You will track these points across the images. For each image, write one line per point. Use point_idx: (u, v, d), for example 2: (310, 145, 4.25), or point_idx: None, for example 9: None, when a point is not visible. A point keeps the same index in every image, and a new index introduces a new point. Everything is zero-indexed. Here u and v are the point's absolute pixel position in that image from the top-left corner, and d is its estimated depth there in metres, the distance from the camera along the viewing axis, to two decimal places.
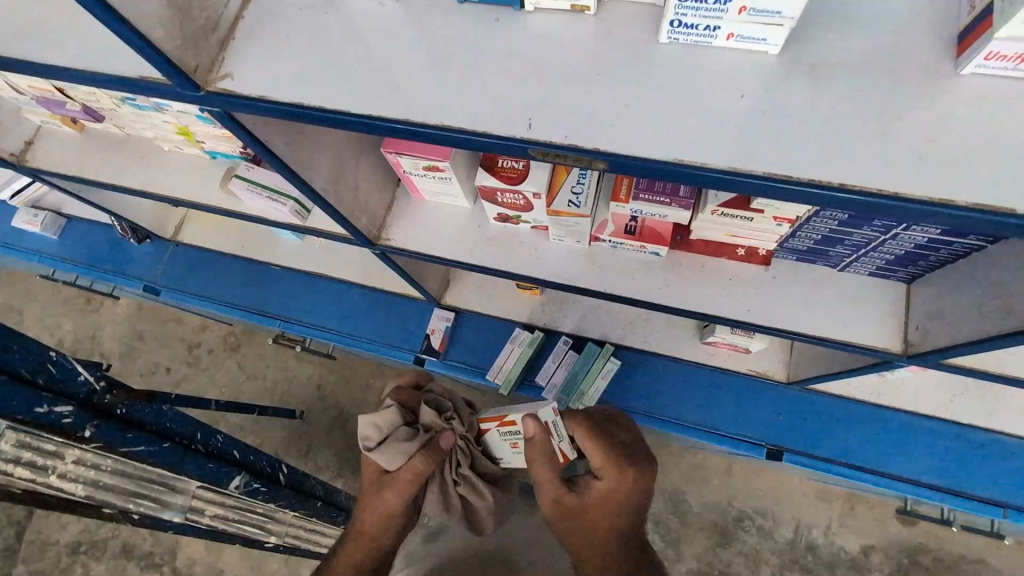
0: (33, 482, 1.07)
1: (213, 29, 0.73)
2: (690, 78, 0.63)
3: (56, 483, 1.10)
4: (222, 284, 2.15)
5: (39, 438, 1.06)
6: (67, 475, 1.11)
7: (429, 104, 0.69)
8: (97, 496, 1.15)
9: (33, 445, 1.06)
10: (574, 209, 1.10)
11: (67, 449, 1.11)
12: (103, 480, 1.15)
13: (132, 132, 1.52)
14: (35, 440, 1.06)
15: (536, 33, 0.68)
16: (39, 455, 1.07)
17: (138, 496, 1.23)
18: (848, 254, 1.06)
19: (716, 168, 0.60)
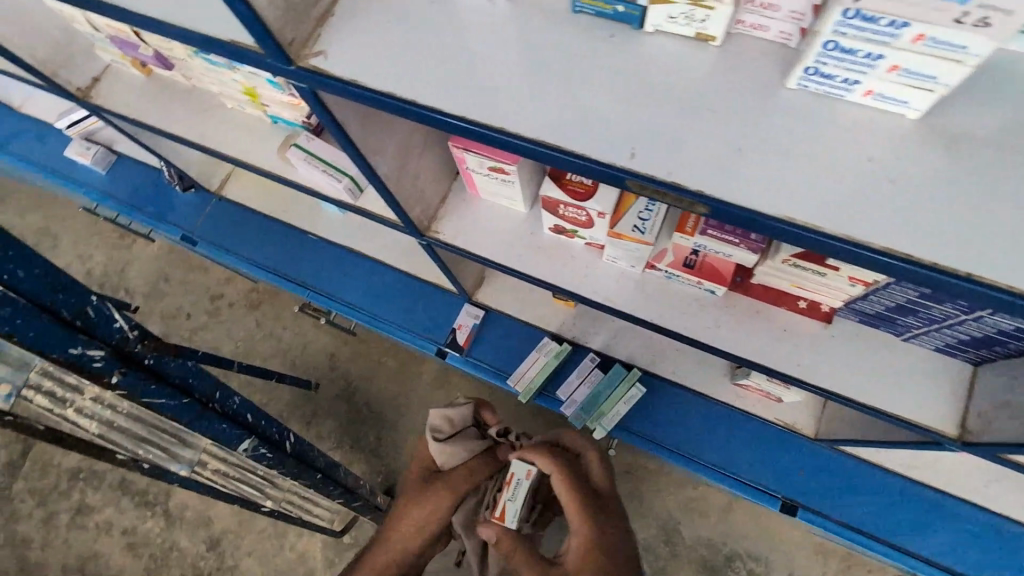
0: (51, 412, 1.10)
1: (315, 3, 0.71)
2: (813, 132, 0.59)
3: (72, 418, 1.12)
4: (257, 244, 2.15)
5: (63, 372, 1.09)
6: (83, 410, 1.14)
7: (528, 114, 0.66)
8: (110, 437, 1.17)
9: (57, 375, 1.09)
10: (638, 234, 1.06)
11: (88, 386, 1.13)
12: (117, 421, 1.18)
13: (197, 84, 1.51)
14: (59, 372, 1.09)
15: (654, 58, 0.65)
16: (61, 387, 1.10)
17: (147, 443, 1.24)
18: (917, 326, 1.00)
19: (826, 234, 0.57)
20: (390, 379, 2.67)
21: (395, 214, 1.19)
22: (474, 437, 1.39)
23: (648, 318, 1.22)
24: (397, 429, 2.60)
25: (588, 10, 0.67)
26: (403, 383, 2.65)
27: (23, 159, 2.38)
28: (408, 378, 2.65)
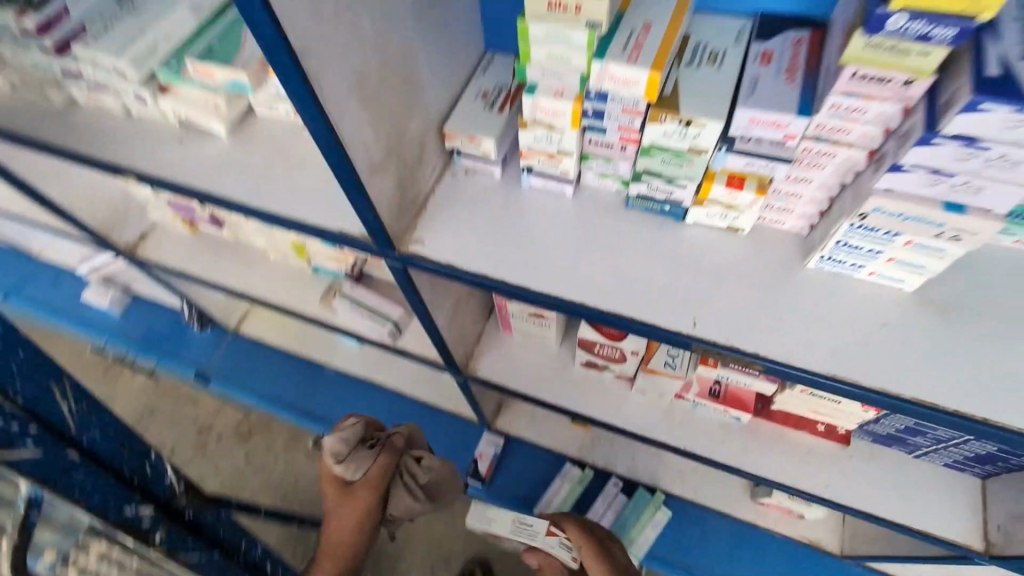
0: None
1: (415, 203, 0.86)
2: (834, 302, 0.75)
3: None
4: (272, 378, 2.18)
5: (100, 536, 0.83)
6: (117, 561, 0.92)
7: (600, 289, 0.79)
8: None
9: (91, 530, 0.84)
10: (671, 369, 1.19)
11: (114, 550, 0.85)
12: None
13: (243, 238, 1.65)
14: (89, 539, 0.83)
15: (696, 243, 0.81)
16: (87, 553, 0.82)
17: None
18: (926, 445, 1.12)
19: (868, 387, 0.69)
20: None
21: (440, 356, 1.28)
22: (367, 449, 1.16)
23: (680, 447, 1.29)
24: None
25: (639, 207, 0.84)
26: None
27: (35, 303, 2.41)
28: None
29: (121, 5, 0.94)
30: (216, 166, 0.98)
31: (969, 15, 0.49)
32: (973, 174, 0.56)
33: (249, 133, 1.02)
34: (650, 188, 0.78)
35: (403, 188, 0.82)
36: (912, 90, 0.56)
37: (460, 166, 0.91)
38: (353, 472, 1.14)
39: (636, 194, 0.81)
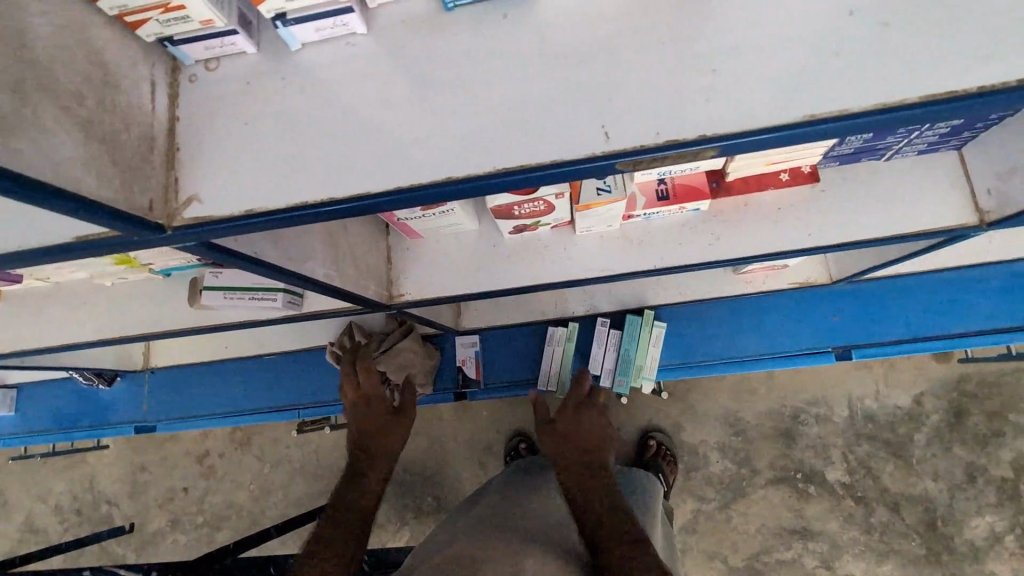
0: None
1: (151, 147, 0.55)
2: (773, 13, 0.51)
3: None
4: (217, 395, 1.93)
5: None
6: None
7: (466, 151, 0.54)
8: None
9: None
10: (606, 195, 0.98)
11: None
12: None
13: (60, 279, 1.30)
14: None
15: (561, 16, 0.55)
16: None
17: None
18: (897, 141, 0.97)
19: (862, 111, 0.48)
20: (413, 436, 2.52)
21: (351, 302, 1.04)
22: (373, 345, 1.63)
23: (650, 266, 1.12)
24: (447, 482, 2.45)
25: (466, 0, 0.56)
26: (428, 434, 2.50)
27: None
28: (431, 429, 2.50)
29: None
30: None
31: None
32: None
33: None
34: None
35: (106, 133, 0.50)
36: None
37: (194, 61, 0.60)
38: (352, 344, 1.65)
39: None
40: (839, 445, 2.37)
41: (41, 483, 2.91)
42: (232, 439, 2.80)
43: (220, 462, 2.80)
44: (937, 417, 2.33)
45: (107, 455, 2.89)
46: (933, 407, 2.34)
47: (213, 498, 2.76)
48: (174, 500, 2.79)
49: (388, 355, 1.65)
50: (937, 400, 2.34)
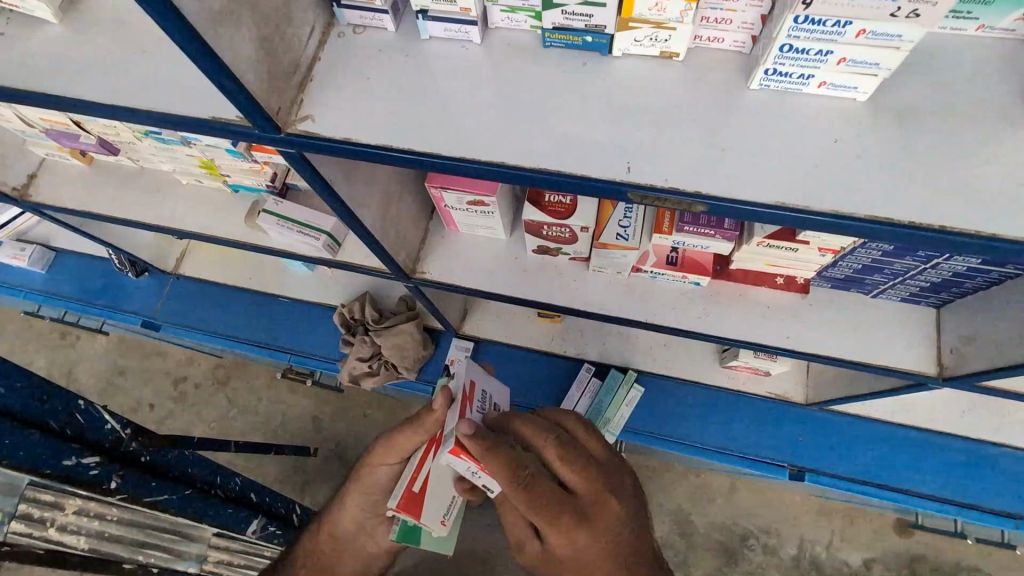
0: (30, 537, 0.99)
1: (295, 70, 0.72)
2: (780, 122, 0.67)
3: (56, 538, 1.02)
4: (225, 318, 2.08)
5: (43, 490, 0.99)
6: (67, 527, 1.04)
7: (523, 148, 0.70)
8: (103, 548, 1.09)
9: (30, 496, 0.98)
10: (623, 241, 1.12)
11: (67, 500, 1.03)
12: (110, 530, 1.11)
13: (146, 165, 1.48)
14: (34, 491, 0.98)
15: (627, 76, 0.71)
16: (36, 508, 0.99)
17: (145, 546, 1.18)
18: (883, 282, 1.10)
19: (821, 213, 0.63)
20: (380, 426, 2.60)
21: (379, 259, 1.19)
22: (384, 324, 1.81)
23: (643, 319, 1.25)
24: None
25: (559, 43, 0.73)
26: None
27: None
28: None
29: None
30: (50, 57, 0.81)
31: None
32: None
33: (83, 9, 0.83)
34: (567, 15, 0.68)
35: (272, 49, 0.68)
36: None
37: (347, 23, 0.77)
38: (373, 317, 1.81)
39: (552, 26, 0.70)
40: None
41: (26, 353, 3.02)
42: (213, 374, 2.91)
43: (196, 390, 2.90)
44: None
45: (97, 348, 3.02)
46: None
47: (176, 422, 2.85)
48: (139, 411, 2.87)
49: (389, 332, 1.80)
50: (886, 570, 2.31)
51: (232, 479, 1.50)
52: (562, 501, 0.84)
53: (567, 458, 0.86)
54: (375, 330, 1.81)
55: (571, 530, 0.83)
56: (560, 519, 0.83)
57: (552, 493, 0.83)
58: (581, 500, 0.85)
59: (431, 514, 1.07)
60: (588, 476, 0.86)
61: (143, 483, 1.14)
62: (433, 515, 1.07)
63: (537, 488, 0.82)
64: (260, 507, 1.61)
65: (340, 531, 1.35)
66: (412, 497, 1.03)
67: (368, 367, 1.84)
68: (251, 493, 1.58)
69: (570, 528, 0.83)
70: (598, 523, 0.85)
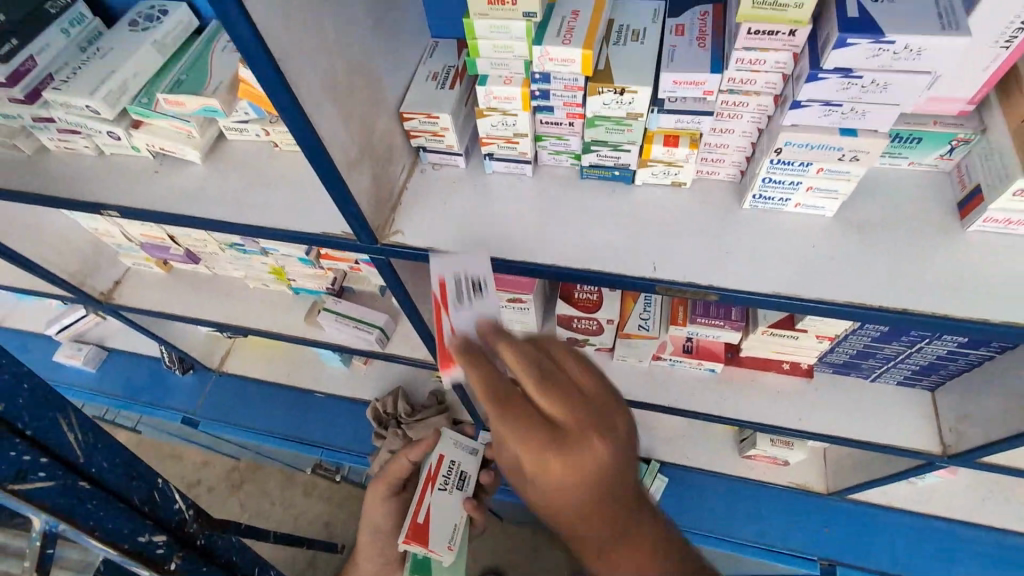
0: None
1: (390, 197, 0.94)
2: (770, 233, 0.86)
3: None
4: (261, 414, 2.18)
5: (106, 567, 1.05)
6: None
7: (568, 253, 0.88)
8: None
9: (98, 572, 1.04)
10: (645, 331, 1.28)
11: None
12: None
13: (220, 272, 1.70)
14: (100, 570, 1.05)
15: (647, 199, 0.93)
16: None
17: None
18: (878, 366, 1.24)
19: (810, 300, 0.79)
20: None
21: (427, 350, 1.35)
22: (416, 418, 1.93)
23: (665, 404, 1.37)
24: None
25: (592, 176, 0.95)
26: None
27: None
28: None
29: (84, 52, 1.03)
30: (194, 189, 1.05)
31: None
32: (855, 100, 0.70)
33: (220, 154, 1.08)
34: (600, 157, 0.90)
35: (378, 183, 0.89)
36: (797, 38, 0.70)
37: (427, 162, 1.00)
38: (405, 411, 1.94)
39: (588, 164, 0.92)
40: None
41: None
42: (232, 475, 2.92)
43: (212, 492, 2.90)
44: None
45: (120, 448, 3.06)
46: None
47: None
48: None
49: (421, 425, 1.90)
50: None
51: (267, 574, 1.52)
52: (552, 436, 0.67)
53: (557, 386, 0.69)
54: (407, 423, 1.92)
55: (563, 450, 0.66)
56: (554, 443, 0.66)
57: (536, 429, 0.67)
58: (566, 431, 0.67)
59: (438, 542, 1.20)
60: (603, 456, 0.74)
61: (195, 567, 1.17)
62: (441, 544, 1.20)
63: (520, 425, 0.68)
64: None
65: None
66: (415, 528, 1.19)
67: None
68: None
69: (559, 408, 0.68)
70: (588, 466, 0.67)
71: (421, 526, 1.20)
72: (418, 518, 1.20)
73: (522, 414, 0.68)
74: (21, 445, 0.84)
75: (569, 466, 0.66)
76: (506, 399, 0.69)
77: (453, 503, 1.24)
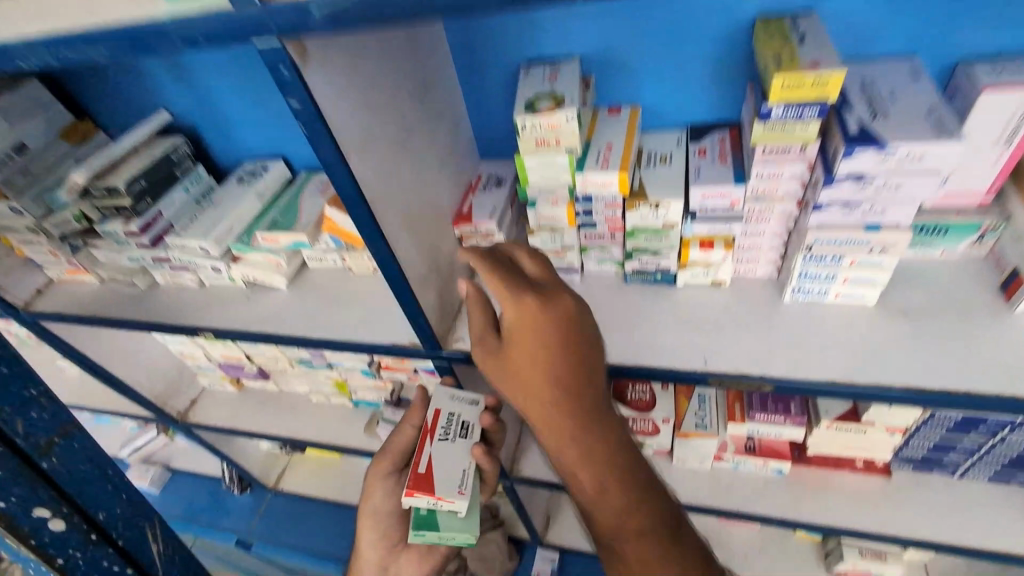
0: None
1: (452, 308, 1.03)
2: (816, 324, 0.89)
3: None
4: (313, 533, 2.15)
5: None
6: None
7: (621, 352, 0.94)
8: None
9: None
10: (702, 429, 1.27)
11: None
12: None
13: (286, 388, 1.80)
14: None
15: (689, 298, 0.99)
16: None
17: None
18: (962, 461, 1.17)
19: (869, 387, 0.80)
20: None
21: None
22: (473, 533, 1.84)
23: (734, 509, 1.30)
24: None
25: (635, 280, 1.02)
26: None
27: None
28: None
29: (199, 204, 1.25)
30: (279, 312, 1.18)
31: (822, 99, 0.73)
32: (873, 199, 0.77)
33: (302, 280, 1.23)
34: (641, 262, 0.98)
35: (442, 296, 0.99)
36: (809, 152, 0.80)
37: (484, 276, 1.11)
38: None
39: (631, 270, 1.00)
40: None
41: None
42: None
43: None
44: None
45: None
46: None
47: None
48: None
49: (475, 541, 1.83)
50: None
51: None
52: (612, 439, 0.75)
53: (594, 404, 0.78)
54: None
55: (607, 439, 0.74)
56: (597, 421, 0.74)
57: (586, 403, 0.73)
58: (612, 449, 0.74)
59: (445, 490, 0.98)
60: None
61: None
62: (448, 491, 0.97)
63: (566, 380, 0.72)
64: None
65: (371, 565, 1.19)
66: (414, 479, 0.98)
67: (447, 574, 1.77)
68: None
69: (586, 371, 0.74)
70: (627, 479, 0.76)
71: (423, 476, 0.98)
72: (420, 467, 0.99)
73: (577, 404, 0.73)
74: (114, 557, 0.82)
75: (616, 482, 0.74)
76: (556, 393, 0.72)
77: (455, 454, 1.00)
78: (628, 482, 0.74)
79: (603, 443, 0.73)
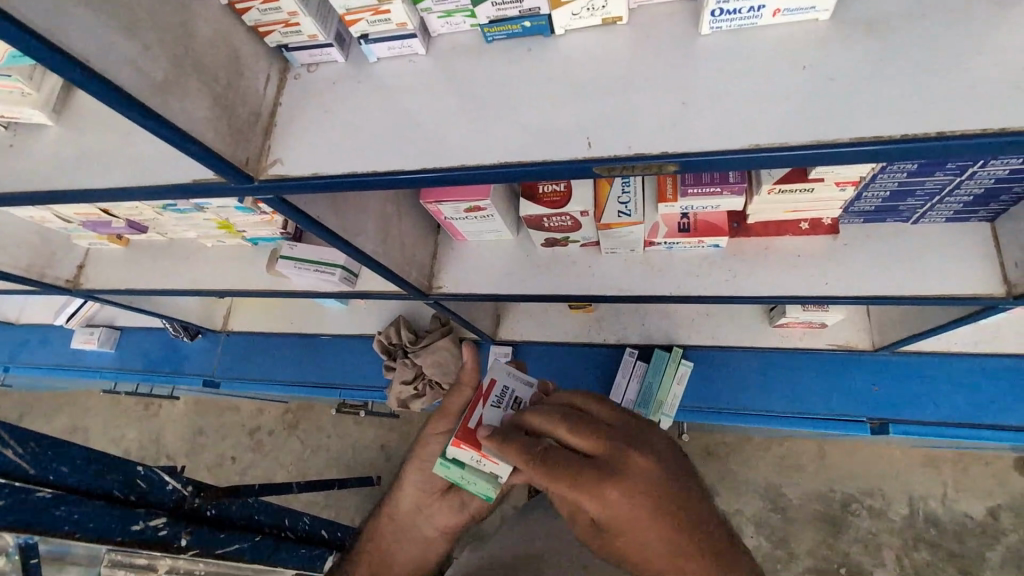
0: None
1: (257, 119, 0.74)
2: (743, 62, 0.62)
3: None
4: (276, 364, 2.17)
5: (130, 555, 1.03)
6: None
7: (482, 147, 0.69)
8: None
9: (125, 561, 1.02)
10: (626, 217, 1.08)
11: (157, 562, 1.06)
12: None
13: (174, 236, 1.58)
14: (125, 557, 1.02)
15: (574, 52, 0.69)
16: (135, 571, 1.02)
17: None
18: (919, 205, 1.01)
19: (801, 145, 0.58)
20: None
21: (393, 284, 1.21)
22: (425, 346, 1.85)
23: (669, 293, 1.20)
24: None
25: (500, 36, 0.71)
26: None
27: (35, 367, 2.43)
28: None
29: None
30: (52, 158, 0.88)
31: None
32: None
33: (72, 109, 0.89)
34: (498, 6, 0.66)
35: (229, 105, 0.70)
36: None
37: (299, 65, 0.79)
38: (412, 340, 1.87)
39: (488, 20, 0.69)
40: (894, 545, 2.15)
41: (118, 428, 3.26)
42: (282, 419, 3.05)
43: (270, 437, 3.05)
44: (1015, 538, 2.08)
45: (178, 413, 3.23)
46: (1010, 525, 2.09)
47: (257, 470, 3.00)
48: (223, 464, 3.05)
49: (427, 351, 1.83)
50: (1015, 518, 2.09)
51: (300, 521, 1.57)
52: (605, 473, 0.69)
53: (579, 419, 0.76)
54: (414, 353, 1.85)
55: (598, 488, 0.68)
56: (583, 478, 0.69)
57: (583, 466, 0.71)
58: (604, 459, 0.71)
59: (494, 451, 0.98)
60: (617, 412, 0.79)
61: (212, 537, 1.19)
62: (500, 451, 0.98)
63: (576, 481, 0.70)
64: (331, 542, 1.67)
65: (407, 509, 1.15)
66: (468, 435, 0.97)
67: (414, 388, 1.89)
68: (321, 531, 1.65)
69: (671, 516, 0.68)
70: (630, 477, 0.69)
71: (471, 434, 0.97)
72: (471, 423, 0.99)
73: (578, 470, 0.70)
74: None
75: (622, 487, 0.68)
76: (578, 476, 0.70)
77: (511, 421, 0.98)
78: (659, 511, 0.68)
79: (637, 505, 0.67)
